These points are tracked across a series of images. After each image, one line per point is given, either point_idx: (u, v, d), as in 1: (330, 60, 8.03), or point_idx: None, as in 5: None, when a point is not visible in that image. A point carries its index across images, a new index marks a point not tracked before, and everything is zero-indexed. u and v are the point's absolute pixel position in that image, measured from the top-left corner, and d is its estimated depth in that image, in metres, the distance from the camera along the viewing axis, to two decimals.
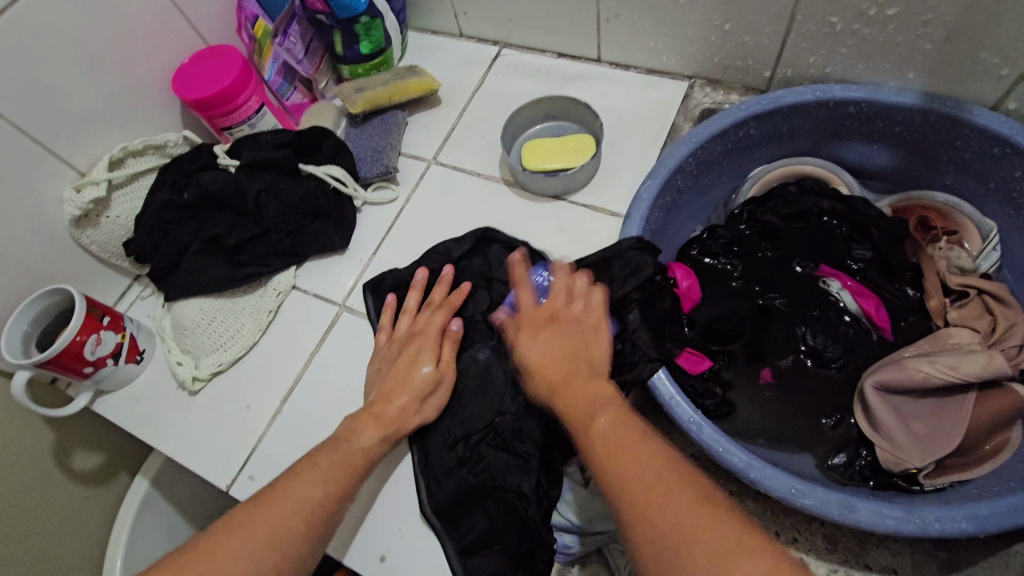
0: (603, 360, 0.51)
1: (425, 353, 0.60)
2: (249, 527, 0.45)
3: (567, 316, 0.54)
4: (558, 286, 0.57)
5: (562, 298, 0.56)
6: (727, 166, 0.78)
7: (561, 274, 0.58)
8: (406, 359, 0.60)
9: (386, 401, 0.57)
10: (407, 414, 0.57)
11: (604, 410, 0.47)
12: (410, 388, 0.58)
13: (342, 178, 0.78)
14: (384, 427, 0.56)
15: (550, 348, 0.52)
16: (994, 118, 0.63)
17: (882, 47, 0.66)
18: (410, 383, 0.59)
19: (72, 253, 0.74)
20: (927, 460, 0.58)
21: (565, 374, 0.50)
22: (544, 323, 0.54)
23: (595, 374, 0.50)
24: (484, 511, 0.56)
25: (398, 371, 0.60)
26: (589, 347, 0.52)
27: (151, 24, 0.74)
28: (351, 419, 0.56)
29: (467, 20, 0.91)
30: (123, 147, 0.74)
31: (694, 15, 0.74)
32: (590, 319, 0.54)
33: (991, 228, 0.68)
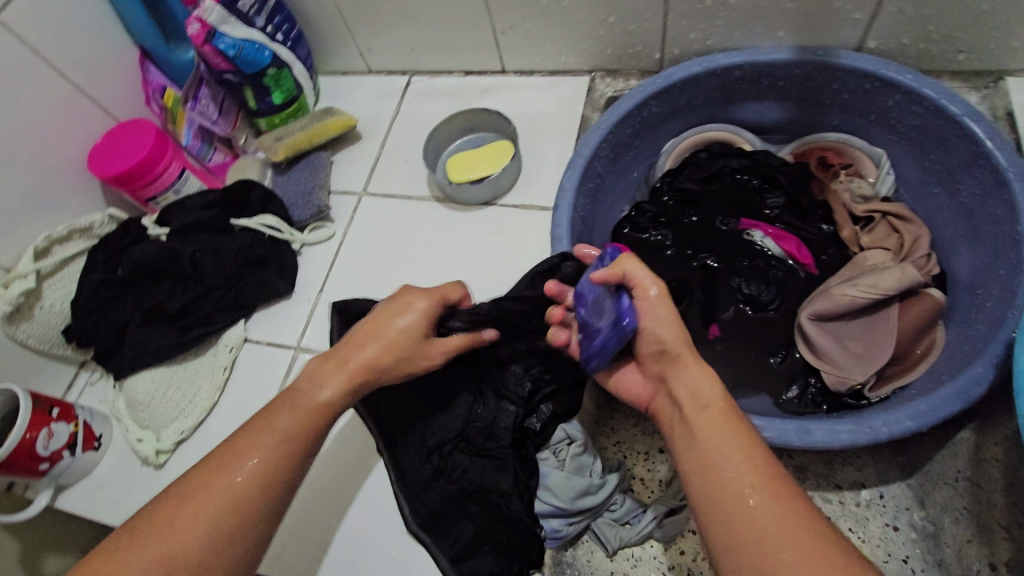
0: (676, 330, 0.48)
1: (417, 308, 0.52)
2: (154, 529, 0.42)
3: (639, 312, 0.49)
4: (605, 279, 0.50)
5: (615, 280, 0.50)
6: (640, 146, 0.83)
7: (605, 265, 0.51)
8: (396, 307, 0.52)
9: (357, 349, 0.50)
10: (381, 370, 0.50)
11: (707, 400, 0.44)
12: (388, 343, 0.50)
13: (278, 226, 0.79)
14: (354, 377, 0.49)
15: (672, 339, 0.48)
16: (860, 58, 0.70)
17: (750, 14, 0.72)
18: (399, 337, 0.51)
19: (9, 351, 0.72)
20: (868, 373, 0.62)
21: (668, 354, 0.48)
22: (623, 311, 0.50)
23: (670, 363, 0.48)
24: (472, 514, 0.56)
25: (382, 317, 0.51)
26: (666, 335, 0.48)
27: (57, 111, 0.75)
28: (313, 366, 0.50)
29: (373, 56, 0.95)
30: (46, 235, 0.73)
31: (580, 14, 0.79)
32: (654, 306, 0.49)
33: (880, 155, 0.74)
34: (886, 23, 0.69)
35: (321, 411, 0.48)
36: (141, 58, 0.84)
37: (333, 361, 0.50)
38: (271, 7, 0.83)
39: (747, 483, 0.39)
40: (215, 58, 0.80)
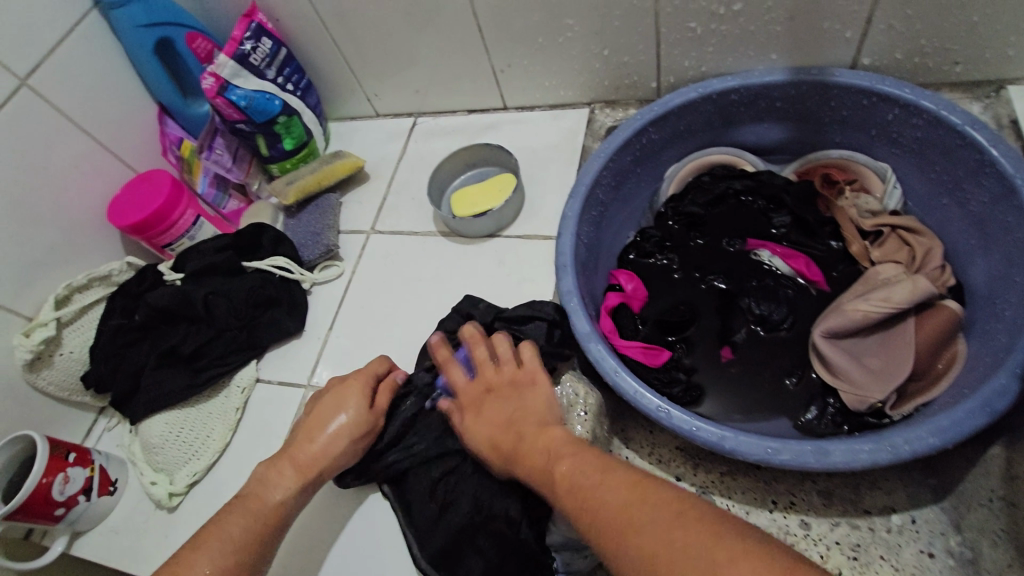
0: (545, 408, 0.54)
1: (352, 404, 0.60)
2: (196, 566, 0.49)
3: (504, 381, 0.58)
4: (479, 356, 0.60)
5: (489, 367, 0.59)
6: (642, 172, 0.84)
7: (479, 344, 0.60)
8: (335, 401, 0.60)
9: (308, 442, 0.58)
10: (322, 459, 0.58)
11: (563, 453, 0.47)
12: (331, 437, 0.58)
13: (287, 266, 0.81)
14: (302, 470, 0.57)
15: (494, 418, 0.55)
16: (854, 74, 0.70)
17: (741, 39, 0.73)
18: (314, 444, 0.58)
19: (29, 398, 0.74)
20: (888, 390, 0.61)
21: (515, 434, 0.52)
22: (481, 395, 0.58)
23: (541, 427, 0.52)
24: (481, 544, 0.55)
25: (320, 409, 0.60)
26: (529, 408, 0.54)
27: (80, 167, 0.78)
28: (267, 465, 0.58)
29: (379, 100, 0.98)
30: (67, 284, 0.76)
31: (575, 49, 0.81)
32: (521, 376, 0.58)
33: (885, 168, 0.73)
34: (878, 39, 0.69)
35: (277, 507, 0.55)
36: (159, 113, 0.89)
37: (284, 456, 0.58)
38: (280, 59, 0.88)
39: (635, 501, 0.39)
40: (228, 108, 0.84)
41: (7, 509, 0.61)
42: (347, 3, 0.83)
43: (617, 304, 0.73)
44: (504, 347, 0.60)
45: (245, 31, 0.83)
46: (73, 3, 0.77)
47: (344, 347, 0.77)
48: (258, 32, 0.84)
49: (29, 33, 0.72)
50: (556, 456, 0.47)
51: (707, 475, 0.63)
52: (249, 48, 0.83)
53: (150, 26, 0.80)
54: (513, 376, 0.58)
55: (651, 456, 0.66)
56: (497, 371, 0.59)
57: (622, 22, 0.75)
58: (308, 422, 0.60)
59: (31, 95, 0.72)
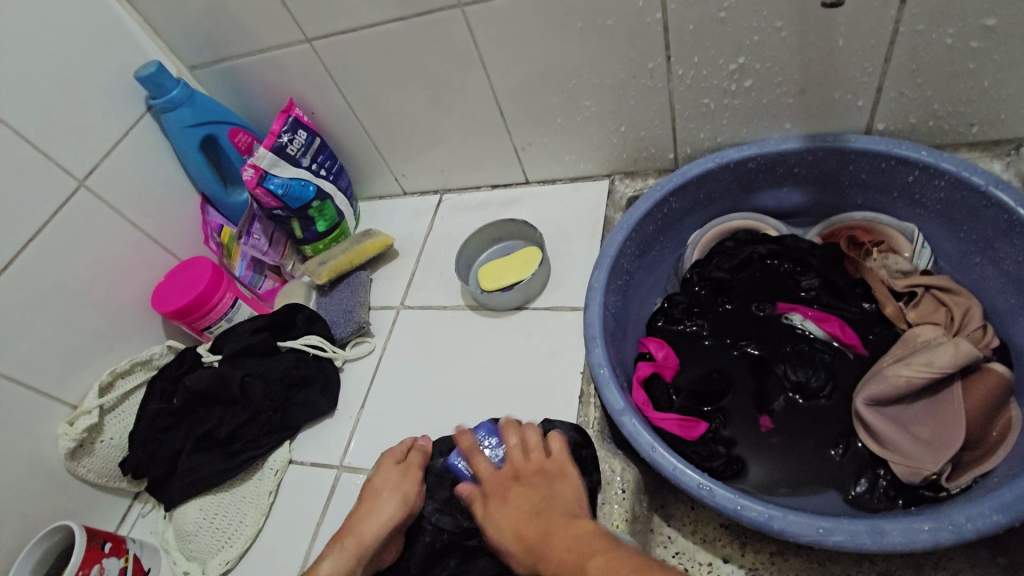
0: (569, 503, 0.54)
1: (398, 479, 0.63)
2: None
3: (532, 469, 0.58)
4: (511, 443, 0.61)
5: (520, 454, 0.60)
6: (665, 240, 0.85)
7: (513, 432, 0.62)
8: (378, 481, 0.64)
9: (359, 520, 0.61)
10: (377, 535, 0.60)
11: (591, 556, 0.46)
12: (382, 510, 0.61)
13: (320, 344, 0.83)
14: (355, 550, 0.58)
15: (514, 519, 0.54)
16: (870, 140, 0.71)
17: (754, 111, 0.76)
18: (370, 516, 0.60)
19: (69, 486, 0.75)
20: (942, 462, 0.58)
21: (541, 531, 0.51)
22: (510, 481, 0.58)
23: (570, 518, 0.51)
24: None
25: (374, 488, 0.63)
26: (558, 498, 0.54)
27: (128, 257, 0.83)
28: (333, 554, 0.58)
29: (407, 180, 1.03)
30: (111, 370, 0.78)
31: (593, 127, 0.85)
32: (554, 463, 0.58)
33: (912, 230, 0.73)
34: (890, 106, 0.71)
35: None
36: (201, 203, 0.94)
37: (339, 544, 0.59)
38: (314, 148, 0.93)
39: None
40: (267, 198, 0.88)
41: None
42: (377, 95, 0.89)
43: (648, 374, 0.72)
44: (533, 436, 0.62)
45: (283, 124, 0.88)
46: (129, 111, 0.84)
47: (376, 424, 0.77)
48: (295, 125, 0.89)
49: (89, 139, 0.78)
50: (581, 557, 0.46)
51: (756, 556, 0.61)
52: (286, 140, 0.88)
53: (196, 126, 0.86)
54: (546, 465, 0.59)
55: (695, 536, 0.64)
56: (526, 461, 0.60)
57: (637, 101, 0.79)
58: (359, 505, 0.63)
59: (88, 194, 0.78)
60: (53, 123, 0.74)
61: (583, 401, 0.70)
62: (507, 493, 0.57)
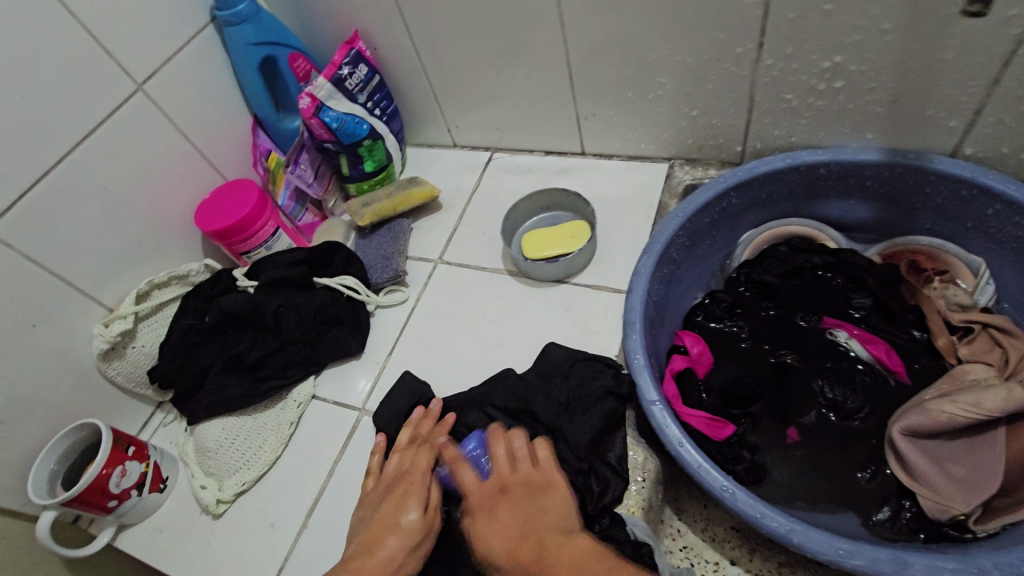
0: (563, 514, 0.54)
1: (411, 498, 0.59)
2: None
3: (518, 479, 0.57)
4: (498, 453, 0.59)
5: (506, 465, 0.58)
6: (717, 235, 0.83)
7: (500, 442, 0.60)
8: (392, 506, 0.59)
9: (367, 556, 0.55)
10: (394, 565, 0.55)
11: (562, 554, 0.50)
12: (399, 537, 0.57)
13: (355, 286, 0.82)
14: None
15: (514, 517, 0.53)
16: (956, 164, 0.68)
17: (838, 115, 0.72)
18: (398, 506, 0.59)
19: (97, 386, 0.76)
20: (973, 504, 0.57)
21: (536, 545, 0.50)
22: (496, 496, 0.56)
23: (567, 534, 0.52)
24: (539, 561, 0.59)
25: (383, 517, 0.59)
26: (550, 513, 0.54)
27: (176, 170, 0.82)
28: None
29: (459, 132, 1.00)
30: (149, 280, 0.79)
31: (663, 107, 0.81)
32: (534, 476, 0.57)
33: (979, 264, 0.71)
34: (985, 132, 0.67)
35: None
36: (252, 125, 0.93)
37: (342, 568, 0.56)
38: (373, 85, 0.91)
39: None
40: (320, 129, 0.87)
41: (67, 496, 0.63)
42: (443, 39, 0.86)
43: (682, 368, 0.71)
44: (543, 453, 0.59)
45: (344, 56, 0.86)
46: (192, 19, 0.81)
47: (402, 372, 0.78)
48: (356, 59, 0.87)
49: (151, 43, 0.76)
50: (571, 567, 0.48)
51: (762, 564, 0.62)
52: (346, 72, 0.86)
53: (258, 44, 0.84)
54: (532, 476, 0.57)
55: (704, 533, 0.65)
56: (511, 470, 0.58)
57: (715, 86, 0.75)
58: (371, 535, 0.58)
59: (144, 99, 0.76)
60: (118, 20, 0.72)
61: None
62: (510, 515, 0.53)
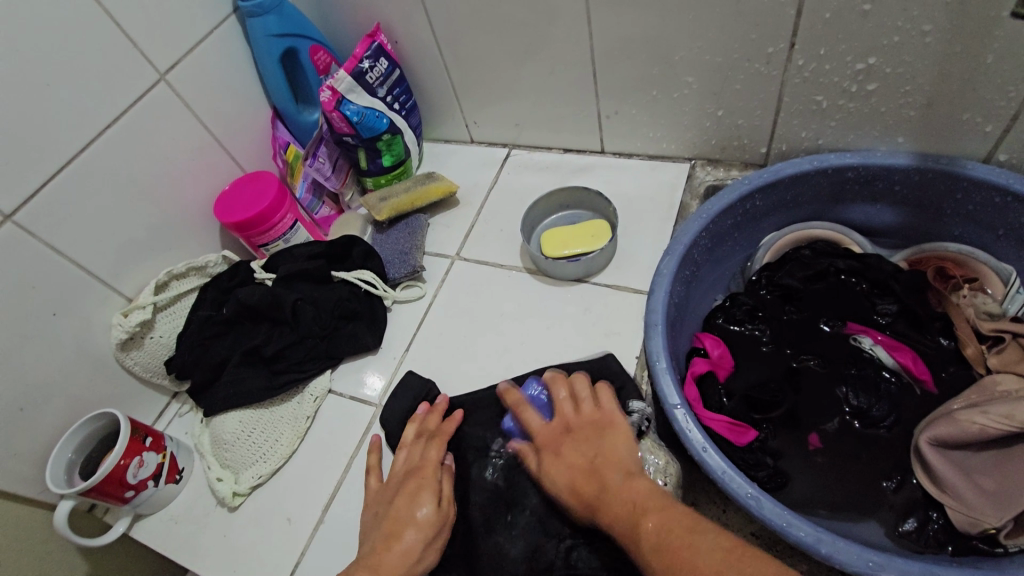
0: (626, 455, 0.55)
1: (426, 493, 0.59)
2: None
3: (581, 423, 0.59)
4: (560, 397, 0.62)
5: (569, 408, 0.61)
6: (739, 237, 0.82)
7: (560, 387, 0.63)
8: (405, 501, 0.59)
9: (387, 546, 0.56)
10: (410, 560, 0.55)
11: (651, 506, 0.47)
12: (414, 530, 0.57)
13: (373, 281, 0.82)
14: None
15: (573, 463, 0.56)
16: (990, 170, 0.67)
17: (868, 117, 0.71)
18: (414, 499, 0.59)
19: (114, 376, 0.76)
20: (1007, 518, 0.55)
21: (597, 486, 0.53)
22: (561, 436, 0.59)
23: (628, 474, 0.52)
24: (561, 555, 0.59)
25: (398, 514, 0.58)
26: (613, 449, 0.55)
27: (196, 160, 0.82)
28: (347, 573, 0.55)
29: (478, 128, 1.00)
30: (168, 271, 0.78)
31: (688, 106, 0.80)
32: (599, 425, 0.58)
33: (1010, 272, 0.70)
34: (1021, 138, 0.66)
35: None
36: (272, 117, 0.92)
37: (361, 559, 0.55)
38: (392, 79, 0.90)
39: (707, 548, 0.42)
40: (341, 122, 0.86)
41: (85, 486, 0.63)
42: (466, 34, 0.85)
43: (704, 371, 0.70)
44: (606, 397, 0.61)
45: (366, 49, 0.85)
46: (215, 10, 0.81)
47: (418, 368, 0.77)
48: (378, 52, 0.87)
49: (175, 33, 0.76)
50: (639, 514, 0.47)
51: None
52: (367, 66, 0.85)
53: (281, 36, 0.84)
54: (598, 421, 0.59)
55: None
56: (576, 412, 0.61)
57: (743, 86, 0.74)
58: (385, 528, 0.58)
59: (166, 89, 0.76)
60: (142, 9, 0.72)
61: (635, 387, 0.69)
62: (577, 452, 0.56)
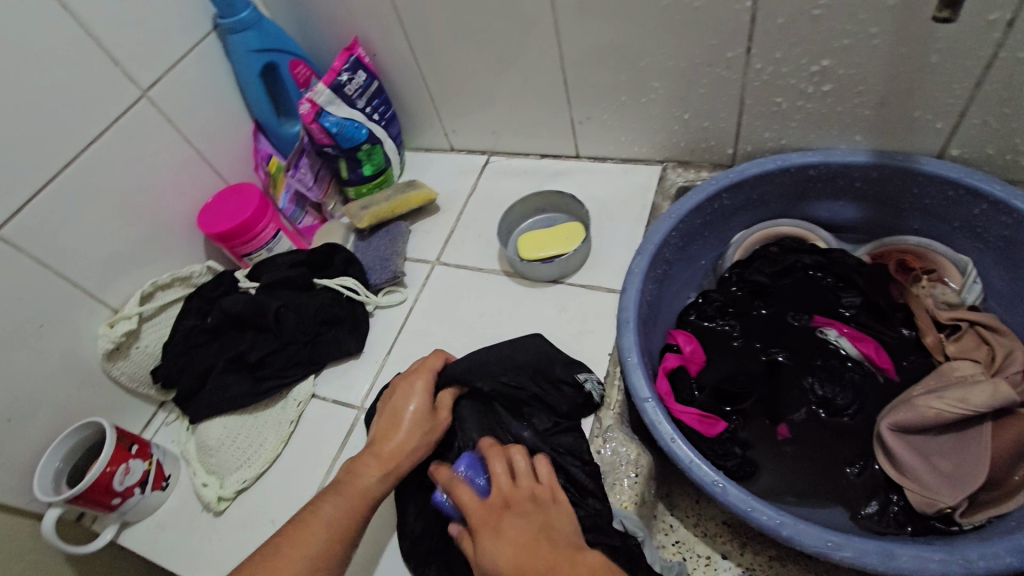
0: (568, 533, 0.53)
1: (416, 392, 0.64)
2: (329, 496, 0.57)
3: (523, 493, 0.56)
4: (499, 469, 0.57)
5: (506, 479, 0.57)
6: (709, 236, 0.84)
7: (499, 461, 0.58)
8: (399, 397, 0.64)
9: (386, 440, 0.61)
10: (405, 450, 0.60)
11: (582, 561, 0.49)
12: (404, 426, 0.62)
13: (355, 287, 0.84)
14: (386, 465, 0.59)
15: (516, 539, 0.51)
16: (943, 165, 0.69)
17: (826, 118, 0.74)
18: (404, 400, 0.64)
19: (101, 386, 0.78)
20: (959, 497, 0.59)
21: (540, 560, 0.49)
22: (498, 513, 0.54)
23: (573, 552, 0.50)
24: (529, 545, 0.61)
25: (392, 409, 0.63)
26: (557, 530, 0.53)
27: (179, 173, 0.84)
28: (354, 460, 0.60)
29: (456, 136, 1.02)
30: (152, 282, 0.80)
31: (656, 110, 0.83)
32: (535, 492, 0.56)
33: (966, 263, 0.73)
34: (970, 133, 0.68)
35: (365, 496, 0.57)
36: (254, 130, 0.95)
37: (365, 453, 0.61)
38: (371, 91, 0.92)
39: None
40: (320, 134, 0.88)
41: (72, 493, 0.64)
42: (440, 45, 0.88)
43: (675, 366, 0.73)
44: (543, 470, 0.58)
45: (344, 62, 0.87)
46: (196, 27, 0.83)
47: (399, 371, 0.79)
48: (356, 65, 0.89)
49: (156, 51, 0.78)
50: (579, 566, 0.48)
51: (755, 558, 0.64)
52: (345, 79, 0.88)
53: (260, 51, 0.86)
54: (535, 492, 0.56)
55: (697, 528, 0.67)
56: (514, 485, 0.56)
57: (707, 90, 0.77)
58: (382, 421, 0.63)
59: (149, 106, 0.78)
60: (124, 29, 0.74)
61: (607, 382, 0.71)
62: (519, 535, 0.51)
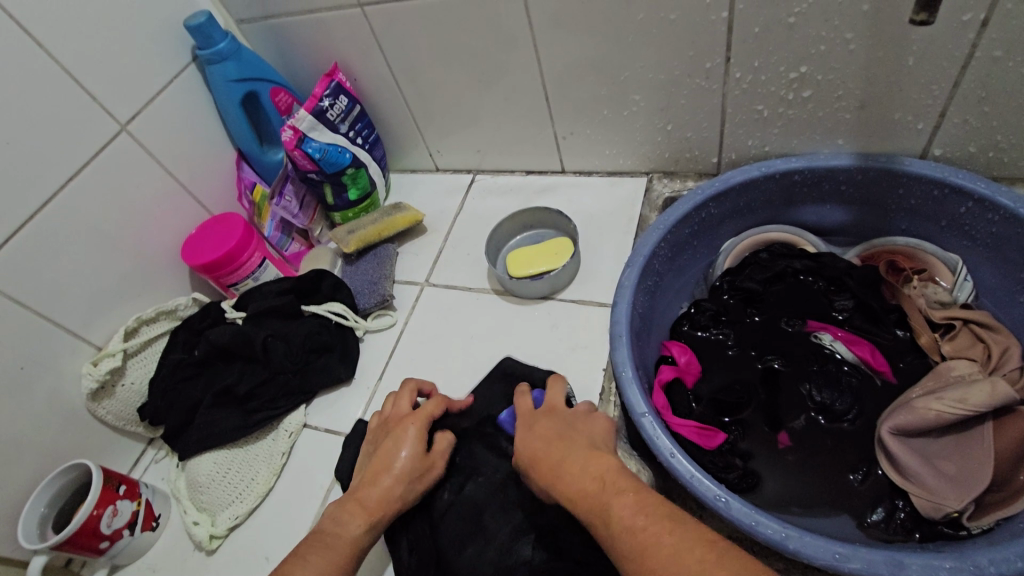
0: (603, 443, 0.52)
1: (411, 437, 0.60)
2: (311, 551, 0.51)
3: (563, 413, 0.57)
4: (555, 395, 0.61)
5: (554, 404, 0.59)
6: (698, 246, 0.84)
7: (555, 389, 0.62)
8: (391, 442, 0.60)
9: (372, 485, 0.57)
10: (394, 500, 0.57)
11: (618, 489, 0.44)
12: (396, 472, 0.58)
13: (343, 313, 0.83)
14: (372, 513, 0.55)
15: (545, 433, 0.54)
16: (926, 165, 0.70)
17: (808, 123, 0.74)
18: (395, 444, 0.60)
19: (87, 426, 0.76)
20: (966, 500, 0.58)
21: (561, 454, 0.50)
22: (539, 416, 0.57)
23: (594, 451, 0.49)
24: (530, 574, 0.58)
25: (383, 452, 0.60)
26: (589, 434, 0.53)
27: (161, 205, 0.83)
28: (338, 505, 0.56)
29: (441, 156, 1.02)
30: (137, 317, 0.79)
31: (639, 122, 0.83)
32: (584, 412, 0.57)
33: (955, 262, 0.72)
34: (951, 132, 0.69)
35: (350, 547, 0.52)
36: (237, 159, 0.94)
37: (352, 499, 0.56)
38: (354, 115, 0.92)
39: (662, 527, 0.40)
40: (303, 160, 0.88)
41: (57, 539, 0.62)
42: (421, 67, 0.88)
43: (671, 379, 0.72)
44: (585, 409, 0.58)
45: (325, 88, 0.87)
46: (175, 59, 0.83)
47: (391, 397, 0.78)
48: (337, 90, 0.89)
49: (135, 85, 0.78)
50: (610, 487, 0.44)
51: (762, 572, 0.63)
52: (327, 104, 0.87)
53: (239, 81, 0.86)
54: (575, 414, 0.57)
55: None
56: (557, 407, 0.59)
57: (688, 100, 0.77)
58: (371, 466, 0.59)
59: (128, 139, 0.78)
60: (100, 64, 0.74)
61: (603, 400, 0.70)
62: (556, 429, 0.53)
